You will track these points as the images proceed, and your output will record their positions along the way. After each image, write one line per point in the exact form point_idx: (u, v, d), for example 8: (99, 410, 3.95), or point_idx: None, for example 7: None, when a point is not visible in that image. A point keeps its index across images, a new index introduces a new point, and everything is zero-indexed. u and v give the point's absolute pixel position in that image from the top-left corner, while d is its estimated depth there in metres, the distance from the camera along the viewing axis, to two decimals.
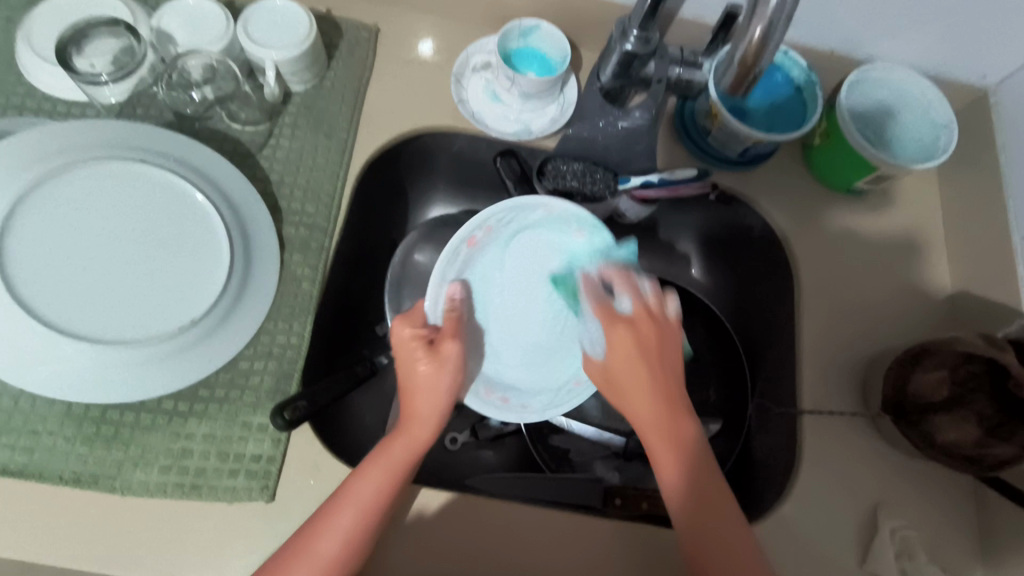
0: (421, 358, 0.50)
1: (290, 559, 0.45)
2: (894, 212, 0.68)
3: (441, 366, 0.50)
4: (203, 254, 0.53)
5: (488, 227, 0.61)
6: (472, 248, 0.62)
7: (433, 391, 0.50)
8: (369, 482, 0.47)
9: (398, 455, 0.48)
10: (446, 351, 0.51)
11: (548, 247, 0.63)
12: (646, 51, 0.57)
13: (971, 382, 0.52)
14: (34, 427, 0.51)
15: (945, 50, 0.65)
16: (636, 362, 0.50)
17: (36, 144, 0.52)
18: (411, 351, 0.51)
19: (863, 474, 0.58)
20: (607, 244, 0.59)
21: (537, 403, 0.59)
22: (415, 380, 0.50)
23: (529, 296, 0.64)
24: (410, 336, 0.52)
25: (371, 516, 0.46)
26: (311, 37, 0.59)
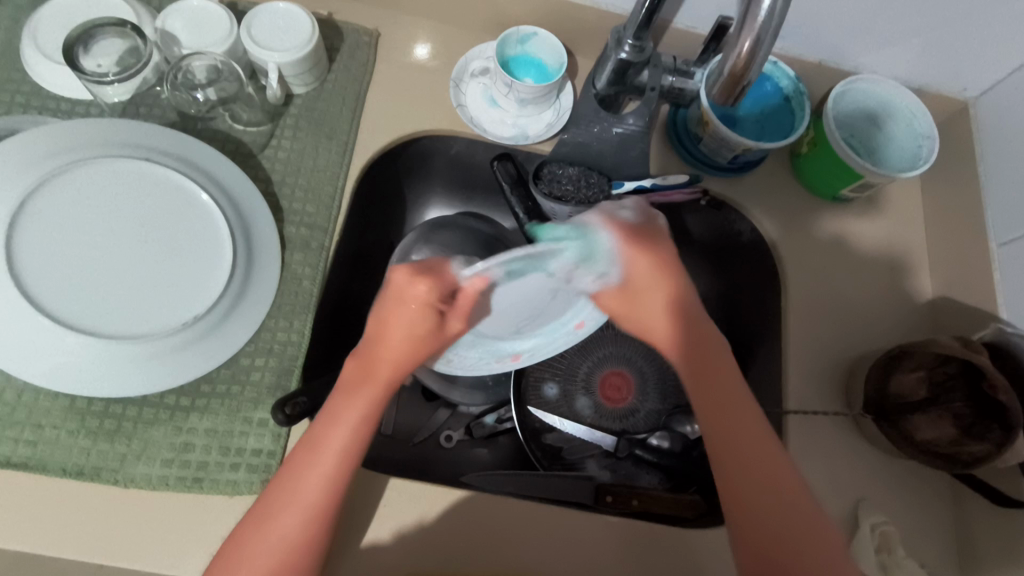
0: (422, 325, 0.46)
1: (273, 505, 0.45)
2: (878, 220, 0.71)
3: (437, 338, 0.47)
4: (207, 252, 0.54)
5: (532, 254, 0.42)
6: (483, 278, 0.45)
7: (410, 354, 0.47)
8: (344, 424, 0.46)
9: (365, 396, 0.46)
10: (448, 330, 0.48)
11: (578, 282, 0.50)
12: (640, 60, 0.59)
13: (948, 382, 0.55)
14: (37, 421, 0.52)
15: (927, 64, 0.68)
16: (654, 272, 0.49)
17: (43, 143, 0.52)
18: (421, 315, 0.45)
19: (847, 472, 0.60)
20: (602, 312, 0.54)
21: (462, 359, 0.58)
22: (393, 337, 0.46)
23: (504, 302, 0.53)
24: (418, 298, 0.45)
25: (342, 466, 0.45)
26: (313, 40, 0.61)
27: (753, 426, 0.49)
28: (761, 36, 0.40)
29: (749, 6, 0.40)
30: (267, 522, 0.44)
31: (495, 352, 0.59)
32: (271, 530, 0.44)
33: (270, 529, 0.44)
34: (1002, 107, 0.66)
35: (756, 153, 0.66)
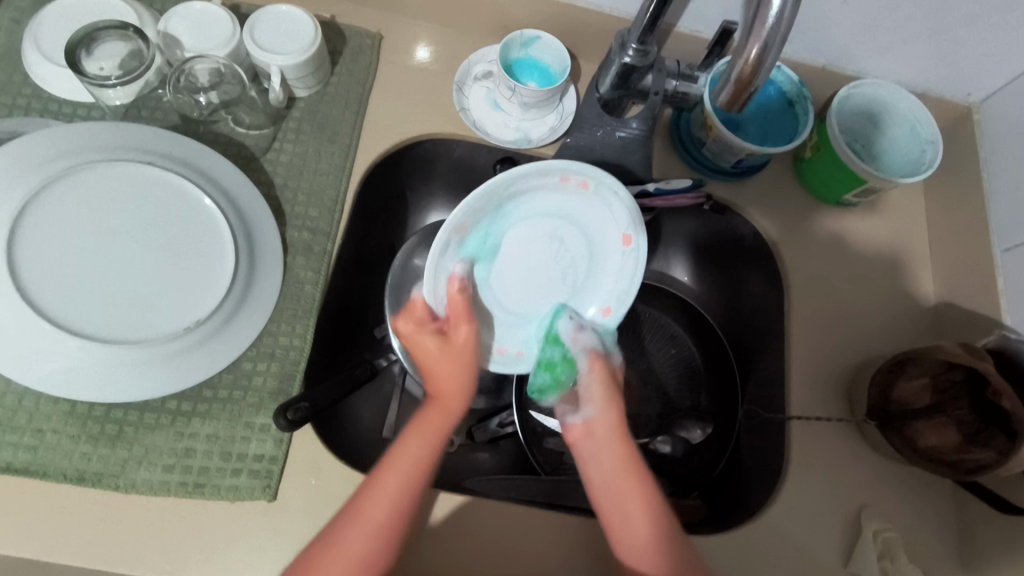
0: (438, 346, 0.55)
1: (343, 524, 0.46)
2: (881, 225, 0.71)
3: (453, 351, 0.55)
4: (209, 256, 0.54)
5: (461, 227, 0.54)
6: (460, 234, 0.55)
7: (449, 372, 0.54)
8: (408, 447, 0.49)
9: (432, 423, 0.52)
10: (458, 338, 0.55)
11: (579, 205, 0.58)
12: (644, 64, 0.59)
13: (951, 390, 0.54)
14: (38, 425, 0.52)
15: (930, 68, 0.68)
16: (611, 390, 0.56)
17: (45, 147, 0.52)
18: (423, 339, 0.55)
19: (849, 478, 0.60)
20: (616, 191, 0.55)
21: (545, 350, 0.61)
22: (434, 362, 0.55)
23: (533, 263, 0.60)
24: (413, 326, 0.56)
25: (417, 476, 0.48)
26: (316, 43, 0.60)
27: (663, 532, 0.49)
28: (770, 42, 0.40)
29: (758, 12, 0.40)
30: (338, 541, 0.46)
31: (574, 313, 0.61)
32: (341, 546, 0.45)
33: (340, 549, 0.45)
34: (1006, 112, 0.66)
35: (760, 158, 0.66)
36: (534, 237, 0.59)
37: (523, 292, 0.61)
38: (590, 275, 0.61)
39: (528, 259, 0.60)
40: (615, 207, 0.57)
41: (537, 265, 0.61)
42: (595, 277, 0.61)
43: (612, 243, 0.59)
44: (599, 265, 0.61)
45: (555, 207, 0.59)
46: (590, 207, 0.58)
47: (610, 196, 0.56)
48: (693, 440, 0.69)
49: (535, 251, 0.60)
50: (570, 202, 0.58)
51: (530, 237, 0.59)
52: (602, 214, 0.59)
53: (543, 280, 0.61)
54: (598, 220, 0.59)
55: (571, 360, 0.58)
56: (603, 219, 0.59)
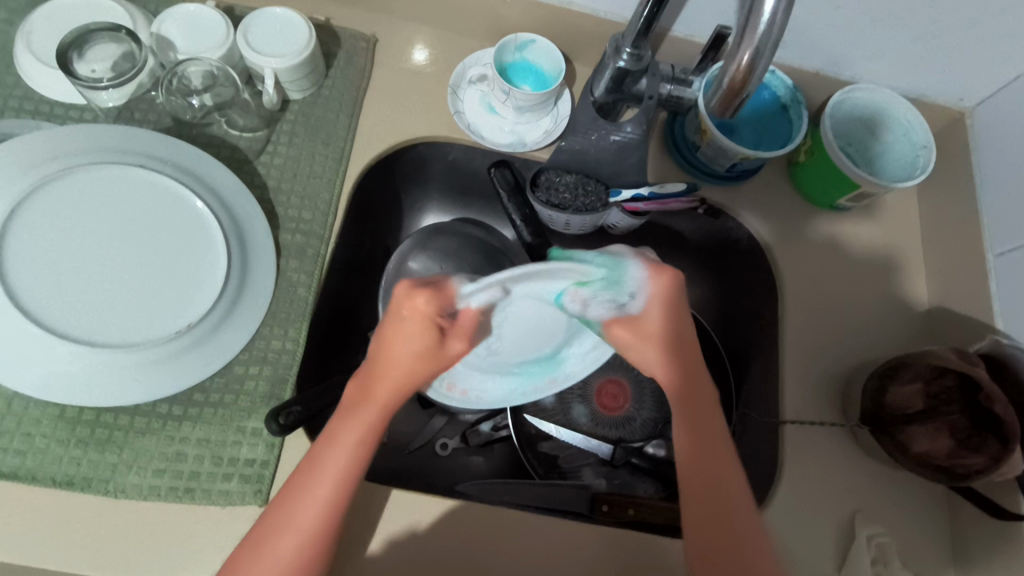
0: (422, 345, 0.46)
1: (269, 528, 0.44)
2: (875, 230, 0.71)
3: (441, 359, 0.47)
4: (201, 260, 0.53)
5: (463, 391, 0.59)
6: (455, 389, 0.59)
7: (415, 373, 0.47)
8: (346, 449, 0.46)
9: (366, 420, 0.47)
10: (452, 352, 0.47)
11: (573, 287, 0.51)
12: (638, 69, 0.59)
13: (944, 395, 0.54)
14: (27, 429, 0.51)
15: (923, 74, 0.68)
16: (663, 314, 0.49)
17: (35, 149, 0.52)
18: (416, 332, 0.46)
19: (843, 483, 0.60)
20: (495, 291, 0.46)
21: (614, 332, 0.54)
22: (401, 359, 0.47)
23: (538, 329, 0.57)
24: (416, 319, 0.46)
25: (349, 479, 0.46)
26: (310, 46, 0.60)
27: (727, 479, 0.48)
28: (760, 49, 0.40)
29: (749, 18, 0.40)
30: (264, 543, 0.44)
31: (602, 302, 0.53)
32: (268, 553, 0.44)
33: (268, 550, 0.44)
34: (998, 117, 0.66)
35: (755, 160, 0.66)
36: (516, 329, 0.56)
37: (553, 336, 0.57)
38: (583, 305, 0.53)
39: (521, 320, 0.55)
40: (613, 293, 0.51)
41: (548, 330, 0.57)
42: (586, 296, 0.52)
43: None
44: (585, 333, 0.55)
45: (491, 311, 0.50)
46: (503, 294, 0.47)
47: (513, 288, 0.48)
48: None
49: (533, 327, 0.56)
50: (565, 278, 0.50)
51: (518, 325, 0.56)
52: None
53: (531, 339, 0.57)
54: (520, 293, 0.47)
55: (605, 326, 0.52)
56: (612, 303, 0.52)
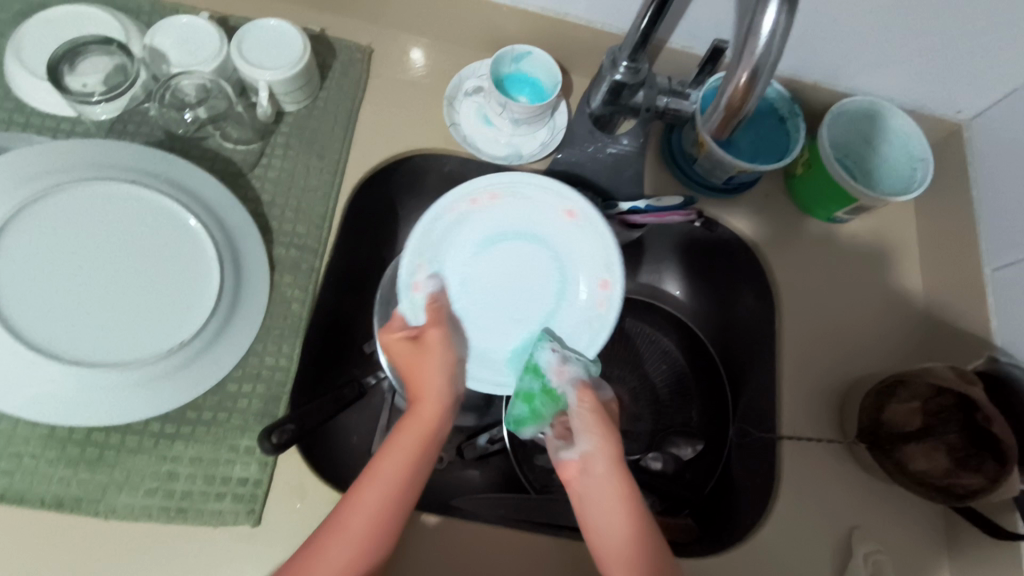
0: (414, 350, 0.53)
1: (323, 537, 0.44)
2: (871, 244, 0.71)
3: (429, 353, 0.52)
4: (193, 276, 0.53)
5: (562, 368, 0.52)
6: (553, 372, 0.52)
7: (427, 371, 0.51)
8: (393, 458, 0.47)
9: (410, 428, 0.49)
10: (431, 342, 0.53)
11: (498, 218, 0.58)
12: (635, 82, 0.59)
13: (941, 414, 0.53)
14: (16, 449, 0.51)
15: (920, 88, 0.68)
16: (604, 421, 0.50)
17: (27, 165, 0.51)
18: (399, 347, 0.53)
19: (839, 499, 0.60)
20: (416, 253, 0.57)
21: (552, 198, 0.58)
22: (418, 366, 0.52)
23: (535, 284, 0.58)
24: (395, 338, 0.54)
25: (398, 484, 0.45)
26: (304, 58, 0.60)
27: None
28: (760, 67, 0.39)
29: (749, 37, 0.39)
30: (315, 549, 0.43)
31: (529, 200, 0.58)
32: (321, 561, 0.42)
33: (319, 560, 0.43)
34: (996, 131, 0.66)
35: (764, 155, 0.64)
36: (525, 300, 0.57)
37: (545, 270, 0.58)
38: (518, 229, 0.58)
39: (514, 279, 0.58)
40: (504, 195, 0.58)
41: (540, 276, 0.58)
42: (510, 213, 0.58)
43: (555, 216, 0.58)
44: (562, 235, 0.58)
45: (458, 289, 0.57)
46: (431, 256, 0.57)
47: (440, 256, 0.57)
48: (684, 457, 0.71)
49: (533, 287, 0.57)
50: (477, 221, 0.58)
51: (514, 294, 0.57)
52: (519, 205, 0.58)
53: (539, 289, 0.57)
54: (442, 254, 0.57)
55: (551, 392, 0.52)
56: (538, 195, 0.58)
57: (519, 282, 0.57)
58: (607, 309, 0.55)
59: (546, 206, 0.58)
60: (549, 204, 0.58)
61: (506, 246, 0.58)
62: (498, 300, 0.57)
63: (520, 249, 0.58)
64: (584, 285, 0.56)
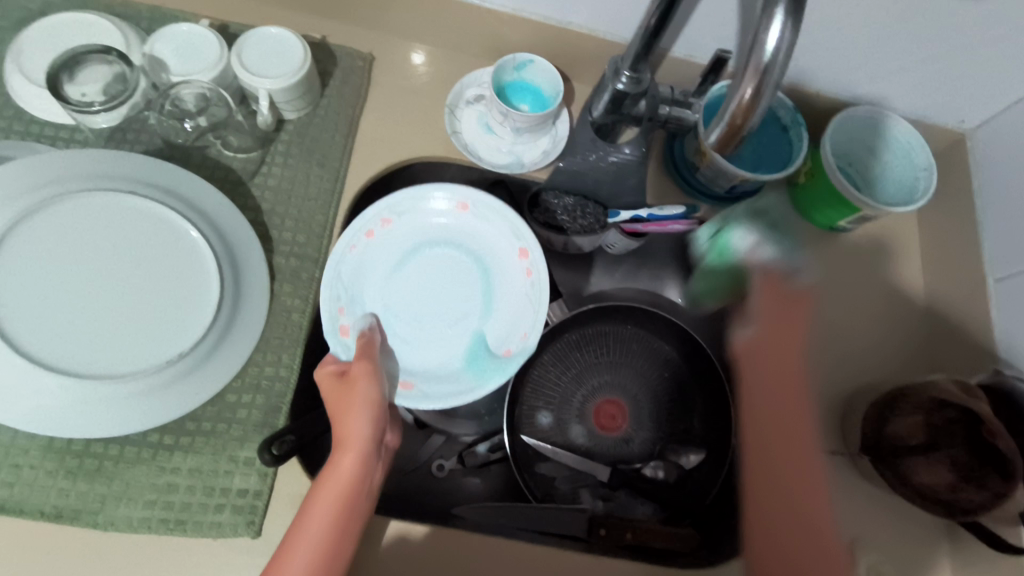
0: (337, 390, 0.52)
1: None
2: (873, 254, 0.70)
3: (350, 392, 0.51)
4: (193, 287, 0.52)
5: (523, 335, 0.61)
6: (508, 351, 0.61)
7: (347, 413, 0.50)
8: (316, 519, 0.47)
9: (331, 483, 0.48)
10: (355, 377, 0.52)
11: (402, 238, 0.63)
12: (637, 91, 0.59)
13: (946, 427, 0.52)
14: (15, 460, 0.50)
15: (923, 97, 0.68)
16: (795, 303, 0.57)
17: (25, 175, 0.51)
18: (327, 385, 0.53)
19: (842, 511, 0.60)
20: (332, 291, 0.59)
21: (438, 199, 0.64)
22: (338, 409, 0.51)
23: (456, 288, 0.63)
24: (322, 376, 0.53)
25: (323, 547, 0.46)
26: (304, 67, 0.60)
27: (799, 452, 0.53)
28: (767, 71, 0.39)
29: (754, 47, 0.39)
30: None
31: (425, 208, 0.64)
32: None
33: None
34: (999, 141, 0.65)
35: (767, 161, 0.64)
36: (456, 305, 0.63)
37: (457, 266, 0.64)
38: (420, 244, 0.64)
39: (433, 292, 0.63)
40: (394, 215, 0.63)
41: (457, 276, 0.64)
42: (408, 232, 0.64)
43: (454, 217, 0.64)
44: (463, 235, 0.64)
45: (386, 316, 0.61)
46: (350, 293, 0.60)
47: (357, 293, 0.61)
48: (687, 465, 0.69)
49: (460, 291, 0.63)
50: (382, 249, 0.63)
51: (438, 301, 0.63)
52: (416, 220, 0.64)
53: (461, 288, 0.63)
54: (359, 290, 0.61)
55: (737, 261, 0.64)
56: (427, 205, 0.64)
57: (444, 290, 0.63)
58: (535, 274, 0.62)
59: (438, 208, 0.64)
60: (444, 208, 0.64)
61: (415, 266, 0.63)
62: (430, 314, 0.62)
63: (431, 260, 0.64)
64: (510, 268, 0.63)
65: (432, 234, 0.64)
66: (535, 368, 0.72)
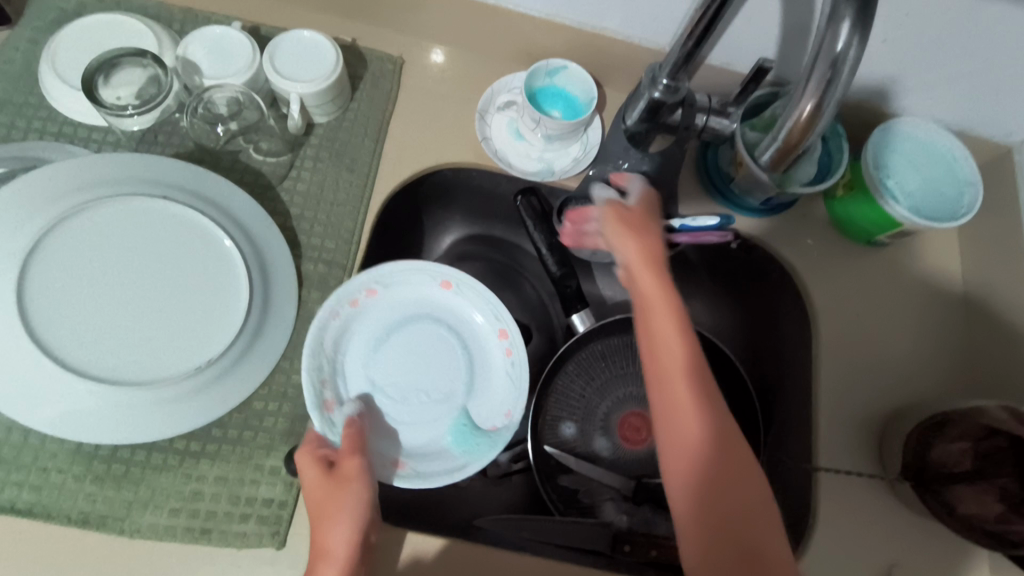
0: (323, 487, 0.47)
1: None
2: (913, 272, 0.68)
3: (336, 492, 0.47)
4: (222, 295, 0.52)
5: (508, 413, 0.60)
6: (496, 427, 0.60)
7: (332, 517, 0.46)
8: None
9: None
10: (346, 473, 0.48)
11: (386, 311, 0.62)
12: (674, 100, 0.57)
13: (994, 455, 0.51)
14: (43, 464, 0.50)
15: (971, 108, 0.65)
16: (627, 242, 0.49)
17: (58, 178, 0.51)
18: (308, 474, 0.48)
19: (877, 537, 0.58)
20: (315, 366, 0.56)
21: (423, 272, 0.62)
22: (324, 509, 0.46)
23: (438, 366, 0.63)
24: (303, 463, 0.48)
25: None
26: (337, 70, 0.59)
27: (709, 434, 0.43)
28: (838, 63, 0.38)
29: (823, 45, 0.38)
30: None
31: (410, 279, 0.62)
32: None
33: None
34: None
35: (808, 171, 0.61)
36: (438, 383, 0.62)
37: (437, 346, 0.63)
38: (403, 317, 0.63)
39: (418, 364, 0.62)
40: (381, 283, 0.61)
41: (439, 354, 0.63)
42: (392, 302, 0.62)
43: (435, 294, 0.64)
44: (445, 310, 0.64)
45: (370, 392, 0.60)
46: (334, 364, 0.58)
47: (341, 365, 0.59)
48: None
49: (443, 367, 0.63)
50: (365, 321, 0.61)
51: (417, 382, 0.62)
52: (399, 294, 0.63)
53: (444, 367, 0.63)
54: (343, 361, 0.60)
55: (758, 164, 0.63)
56: (410, 280, 0.63)
57: (428, 367, 0.62)
58: (516, 354, 0.61)
59: (425, 279, 0.62)
60: (428, 280, 0.63)
61: (398, 341, 0.62)
62: (413, 390, 0.61)
63: (417, 329, 0.63)
64: (491, 347, 0.63)
65: (415, 308, 0.63)
66: (558, 379, 0.70)
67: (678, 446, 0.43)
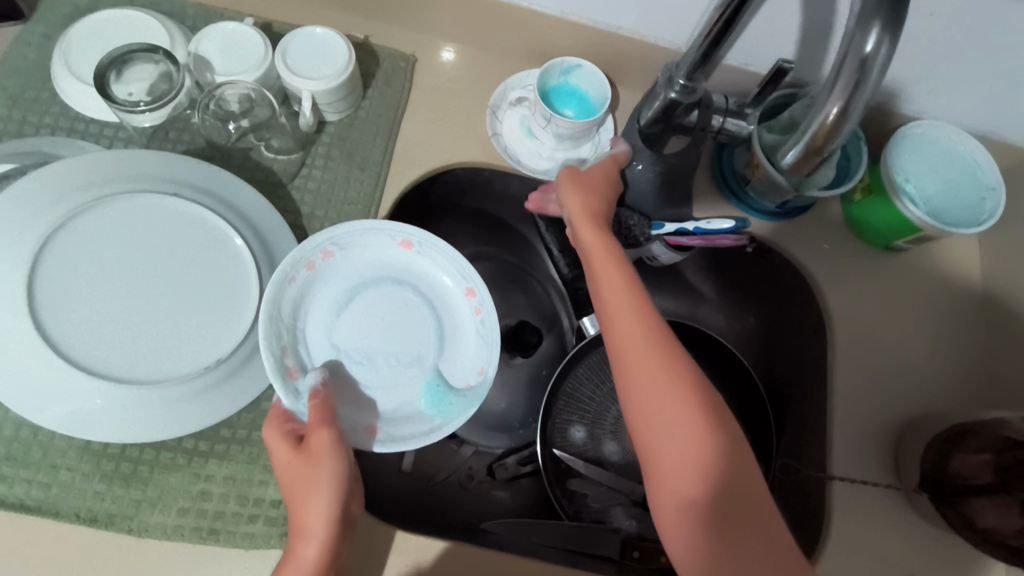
0: (296, 462, 0.46)
1: None
2: (931, 278, 0.67)
3: (307, 465, 0.46)
4: (233, 294, 0.52)
5: (482, 371, 0.57)
6: (471, 386, 0.56)
7: (306, 490, 0.45)
8: None
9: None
10: (316, 446, 0.47)
11: (348, 272, 0.58)
12: (690, 101, 0.55)
13: (1017, 469, 0.49)
14: (52, 461, 0.50)
15: (993, 112, 0.64)
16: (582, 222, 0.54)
17: (69, 175, 0.50)
18: (280, 449, 0.47)
19: (892, 547, 0.57)
20: (272, 331, 0.52)
21: (385, 232, 0.58)
22: (298, 486, 0.45)
23: (406, 328, 0.59)
24: (275, 439, 0.48)
25: None
26: (349, 68, 0.58)
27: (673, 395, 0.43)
28: (867, 65, 0.37)
29: (851, 44, 0.37)
30: None
31: (374, 241, 0.58)
32: None
33: None
34: None
35: (827, 174, 0.60)
36: (408, 345, 0.58)
37: (404, 308, 0.59)
38: (365, 280, 0.58)
39: (383, 329, 0.58)
40: (341, 245, 0.57)
41: (404, 315, 0.59)
42: (354, 265, 0.58)
43: (402, 257, 0.59)
44: (410, 270, 0.59)
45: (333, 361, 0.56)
46: (294, 330, 0.55)
47: (301, 332, 0.55)
48: None
49: (411, 330, 0.58)
50: (325, 284, 0.57)
51: (383, 343, 0.58)
52: (362, 256, 0.58)
53: (410, 327, 0.59)
54: (302, 327, 0.56)
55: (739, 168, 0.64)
56: (372, 240, 0.58)
57: (396, 331, 0.58)
58: (485, 313, 0.58)
59: (389, 240, 0.58)
60: (390, 241, 0.59)
61: (363, 306, 0.58)
62: (381, 356, 0.57)
63: (383, 292, 0.59)
64: (459, 307, 0.59)
65: (380, 270, 0.59)
66: (568, 380, 0.68)
67: (656, 426, 0.43)
